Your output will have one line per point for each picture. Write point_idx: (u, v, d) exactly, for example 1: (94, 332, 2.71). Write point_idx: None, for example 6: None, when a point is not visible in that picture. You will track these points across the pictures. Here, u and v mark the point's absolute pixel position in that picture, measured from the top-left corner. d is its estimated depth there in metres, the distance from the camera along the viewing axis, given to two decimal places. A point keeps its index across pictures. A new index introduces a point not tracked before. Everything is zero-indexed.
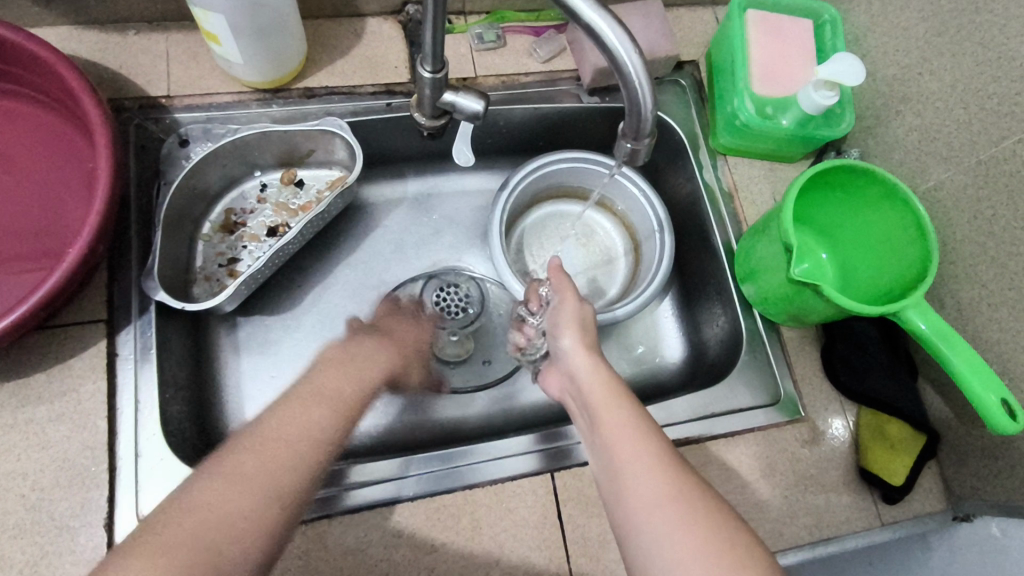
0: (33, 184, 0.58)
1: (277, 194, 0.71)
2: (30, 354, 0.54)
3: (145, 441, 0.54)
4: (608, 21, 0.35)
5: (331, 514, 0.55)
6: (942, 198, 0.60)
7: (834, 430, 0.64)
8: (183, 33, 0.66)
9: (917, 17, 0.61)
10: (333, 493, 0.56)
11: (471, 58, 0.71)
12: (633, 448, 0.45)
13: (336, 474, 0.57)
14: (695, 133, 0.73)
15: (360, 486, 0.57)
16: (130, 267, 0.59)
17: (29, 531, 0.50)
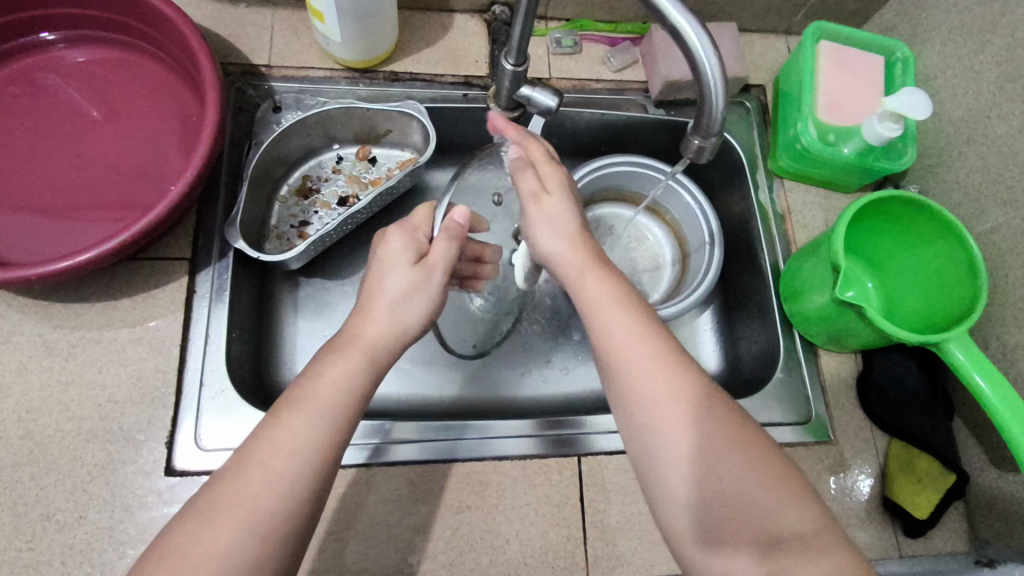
0: (142, 130, 0.65)
1: (351, 167, 0.76)
2: (120, 280, 0.60)
3: (210, 371, 0.59)
4: (693, 24, 0.38)
5: (375, 462, 0.58)
6: (997, 241, 0.61)
7: (857, 481, 0.64)
8: (288, 10, 0.72)
9: (990, 62, 0.62)
10: (378, 444, 0.59)
11: (548, 60, 0.75)
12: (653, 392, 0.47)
13: (385, 425, 0.60)
14: (755, 154, 0.75)
15: (404, 441, 0.60)
16: (216, 215, 0.64)
17: (101, 438, 0.55)
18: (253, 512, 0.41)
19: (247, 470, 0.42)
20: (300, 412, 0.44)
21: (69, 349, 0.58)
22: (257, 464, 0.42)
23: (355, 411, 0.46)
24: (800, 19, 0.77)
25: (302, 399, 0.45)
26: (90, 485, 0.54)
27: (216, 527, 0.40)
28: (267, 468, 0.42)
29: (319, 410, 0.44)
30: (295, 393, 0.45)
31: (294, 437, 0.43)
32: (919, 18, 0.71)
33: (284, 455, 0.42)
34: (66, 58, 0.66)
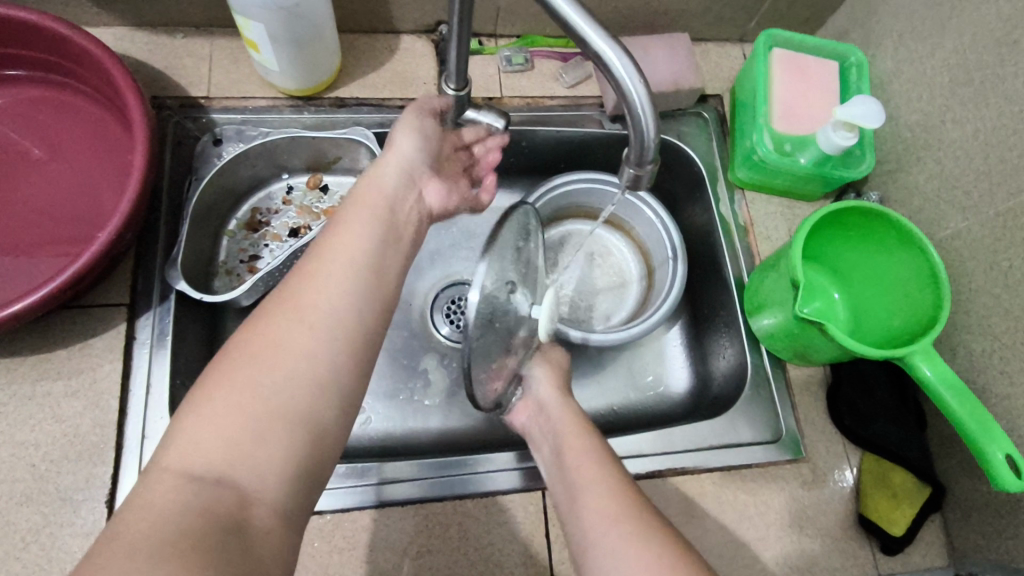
0: (74, 170, 0.62)
1: (302, 197, 0.73)
2: (54, 330, 0.57)
3: (152, 423, 0.56)
4: (615, 50, 0.36)
5: (358, 505, 0.56)
6: (959, 247, 0.60)
7: (839, 472, 0.63)
8: (227, 39, 0.70)
9: (942, 66, 0.61)
10: (358, 486, 0.57)
11: (498, 79, 0.73)
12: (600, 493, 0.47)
13: (371, 465, 0.58)
14: (714, 166, 0.74)
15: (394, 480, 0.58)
16: (156, 256, 0.61)
17: (35, 500, 0.52)
18: (297, 368, 0.39)
19: (276, 326, 0.41)
20: (330, 267, 0.44)
21: (0, 406, 0.55)
22: (290, 317, 0.41)
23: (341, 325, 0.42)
24: (754, 27, 0.76)
25: (316, 260, 0.45)
26: (23, 552, 0.51)
27: (243, 382, 0.38)
28: (289, 322, 0.41)
29: (296, 337, 0.40)
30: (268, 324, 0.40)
31: (327, 290, 0.43)
32: (871, 21, 0.70)
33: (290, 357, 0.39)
34: None
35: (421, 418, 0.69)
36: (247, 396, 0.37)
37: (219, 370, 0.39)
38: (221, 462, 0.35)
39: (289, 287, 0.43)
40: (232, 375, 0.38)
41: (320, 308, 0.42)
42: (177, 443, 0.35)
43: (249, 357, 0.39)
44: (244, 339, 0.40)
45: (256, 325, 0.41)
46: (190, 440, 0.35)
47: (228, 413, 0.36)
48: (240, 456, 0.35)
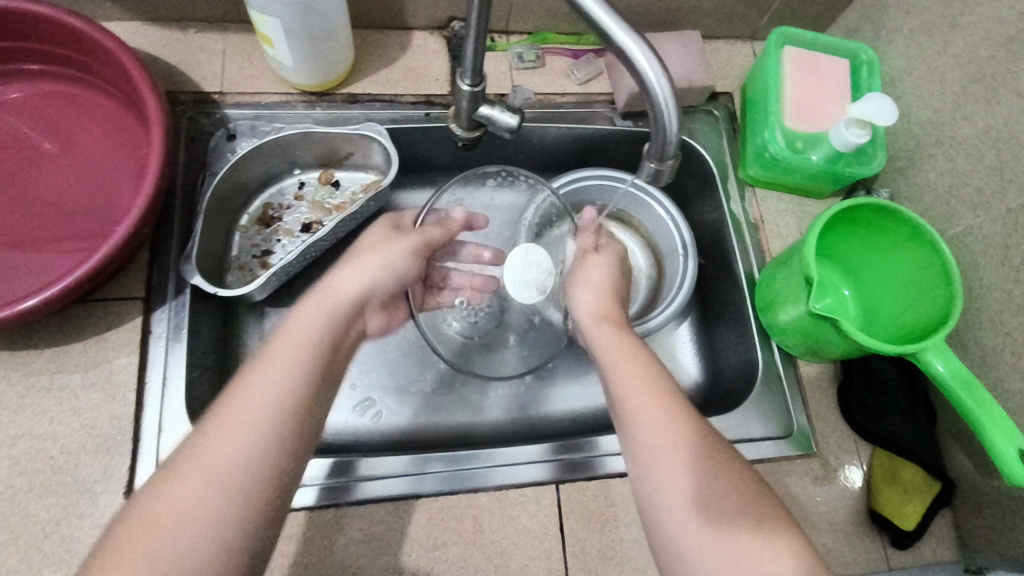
0: (88, 165, 0.62)
1: (314, 192, 0.74)
2: (69, 324, 0.57)
3: (169, 416, 0.57)
4: (640, 46, 0.36)
5: (334, 502, 0.56)
6: (970, 244, 0.60)
7: (846, 469, 0.64)
8: (240, 34, 0.70)
9: (953, 63, 0.62)
10: (338, 483, 0.57)
11: (510, 75, 0.73)
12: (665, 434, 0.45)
13: (347, 462, 0.58)
14: (725, 163, 0.74)
15: (369, 479, 0.57)
16: (170, 250, 0.62)
17: (54, 492, 0.53)
18: (258, 421, 0.40)
19: (240, 393, 0.41)
20: (300, 326, 0.47)
21: (18, 399, 0.55)
22: (261, 369, 0.43)
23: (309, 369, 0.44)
24: (765, 24, 0.76)
25: (278, 346, 0.45)
26: (43, 543, 0.51)
27: (208, 454, 0.38)
28: (261, 388, 0.41)
29: (262, 391, 0.41)
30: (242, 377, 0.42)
31: (295, 347, 0.45)
32: (883, 19, 0.70)
33: (254, 411, 0.40)
34: (6, 94, 0.63)
35: (432, 413, 0.69)
36: (212, 468, 0.38)
37: (189, 441, 0.39)
38: (196, 527, 0.36)
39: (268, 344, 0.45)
40: (202, 452, 0.38)
41: (289, 360, 0.44)
42: (143, 522, 0.36)
43: (217, 429, 0.39)
44: (212, 410, 0.41)
45: (219, 402, 0.41)
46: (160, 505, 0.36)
47: (198, 486, 0.37)
48: (205, 530, 0.36)
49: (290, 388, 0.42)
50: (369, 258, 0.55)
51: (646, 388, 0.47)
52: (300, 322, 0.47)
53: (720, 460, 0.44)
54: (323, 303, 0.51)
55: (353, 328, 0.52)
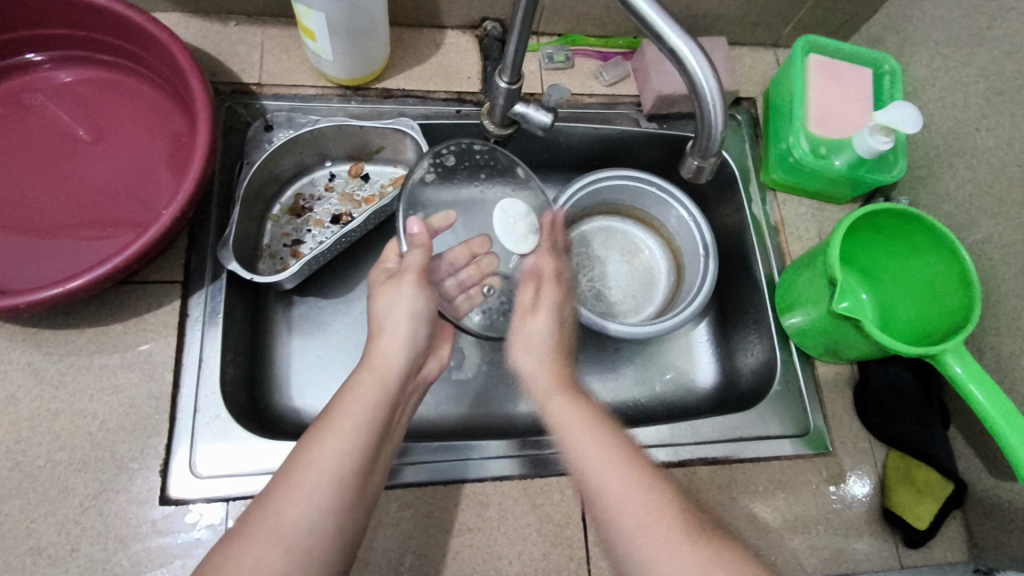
0: (130, 151, 0.64)
1: (344, 184, 0.75)
2: (110, 305, 0.59)
3: (204, 397, 0.58)
4: (692, 49, 0.38)
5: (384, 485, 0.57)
6: (989, 252, 0.62)
7: (852, 482, 0.64)
8: (278, 28, 0.71)
9: (977, 75, 0.63)
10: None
11: (540, 76, 0.75)
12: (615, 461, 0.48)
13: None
14: (747, 167, 0.75)
15: (412, 464, 0.59)
16: (208, 236, 0.63)
17: (93, 467, 0.54)
18: (322, 483, 0.43)
19: (302, 463, 0.44)
20: (361, 387, 0.50)
21: (59, 376, 0.56)
22: (329, 432, 0.46)
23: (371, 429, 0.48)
24: (789, 33, 0.78)
25: (337, 417, 0.47)
26: (81, 516, 0.53)
27: (276, 518, 0.41)
28: (324, 453, 0.44)
29: (328, 453, 0.44)
30: (307, 440, 0.45)
31: (356, 407, 0.48)
32: (906, 31, 0.71)
33: (319, 475, 0.43)
34: (52, 79, 0.65)
35: (455, 404, 0.70)
36: (278, 531, 0.41)
37: (257, 505, 0.42)
38: None
39: (329, 408, 0.48)
40: (269, 518, 0.41)
41: (355, 420, 0.47)
42: None
43: (282, 494, 0.42)
44: (279, 477, 0.44)
45: (282, 472, 0.44)
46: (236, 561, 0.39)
47: (265, 550, 0.40)
48: None
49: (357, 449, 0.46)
50: (399, 313, 0.56)
51: (598, 446, 0.49)
52: (356, 392, 0.49)
53: (670, 502, 0.45)
54: (381, 358, 0.53)
55: (404, 390, 0.53)
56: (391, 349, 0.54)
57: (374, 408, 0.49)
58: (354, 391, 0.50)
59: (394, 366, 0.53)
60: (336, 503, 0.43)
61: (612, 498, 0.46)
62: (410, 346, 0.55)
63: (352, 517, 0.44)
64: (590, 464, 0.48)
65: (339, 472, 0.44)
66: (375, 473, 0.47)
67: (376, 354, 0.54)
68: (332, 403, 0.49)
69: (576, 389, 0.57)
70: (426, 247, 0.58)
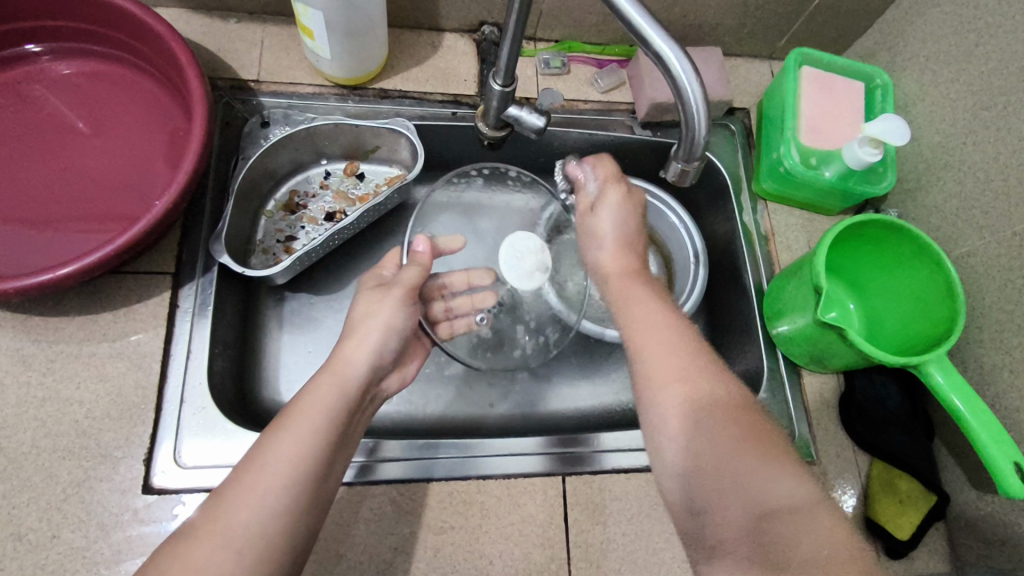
0: (126, 144, 0.64)
1: (339, 182, 0.75)
2: (101, 294, 0.59)
3: (191, 388, 0.58)
4: (676, 53, 0.39)
5: (362, 480, 0.57)
6: (975, 265, 0.62)
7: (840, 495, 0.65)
8: (278, 26, 0.72)
9: (966, 90, 0.64)
10: (362, 462, 0.58)
11: (536, 80, 0.75)
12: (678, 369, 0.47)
13: (368, 441, 0.59)
14: (739, 176, 0.76)
15: (389, 459, 0.59)
16: (201, 229, 0.64)
17: (77, 454, 0.54)
18: (272, 487, 0.43)
19: (253, 468, 0.44)
20: (323, 386, 0.50)
21: (47, 363, 0.57)
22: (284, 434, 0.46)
23: (329, 433, 0.47)
24: (783, 45, 0.79)
25: (294, 418, 0.47)
26: (64, 503, 0.53)
27: (223, 520, 0.41)
28: (276, 456, 0.44)
29: (281, 455, 0.44)
30: (265, 440, 0.45)
31: (315, 409, 0.48)
32: (899, 46, 0.72)
33: (269, 478, 0.43)
34: (53, 70, 0.66)
35: (443, 404, 0.70)
36: (223, 533, 0.41)
37: (208, 504, 0.43)
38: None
39: (289, 409, 0.48)
40: (215, 520, 0.41)
41: (313, 422, 0.47)
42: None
43: (231, 498, 0.42)
44: (232, 478, 0.44)
45: (235, 474, 0.44)
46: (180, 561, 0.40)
47: (209, 551, 0.40)
48: None
49: (312, 451, 0.45)
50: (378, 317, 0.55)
51: (662, 345, 0.48)
52: (312, 394, 0.49)
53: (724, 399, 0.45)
54: (348, 355, 0.53)
55: (366, 395, 0.53)
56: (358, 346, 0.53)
57: (332, 411, 0.48)
58: (314, 391, 0.49)
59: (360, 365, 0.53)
60: (284, 507, 0.43)
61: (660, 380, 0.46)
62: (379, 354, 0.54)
63: (299, 521, 0.44)
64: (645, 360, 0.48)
65: (291, 476, 0.44)
66: (330, 476, 0.47)
67: (343, 353, 0.53)
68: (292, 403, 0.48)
69: (643, 275, 0.56)
70: (424, 266, 0.61)
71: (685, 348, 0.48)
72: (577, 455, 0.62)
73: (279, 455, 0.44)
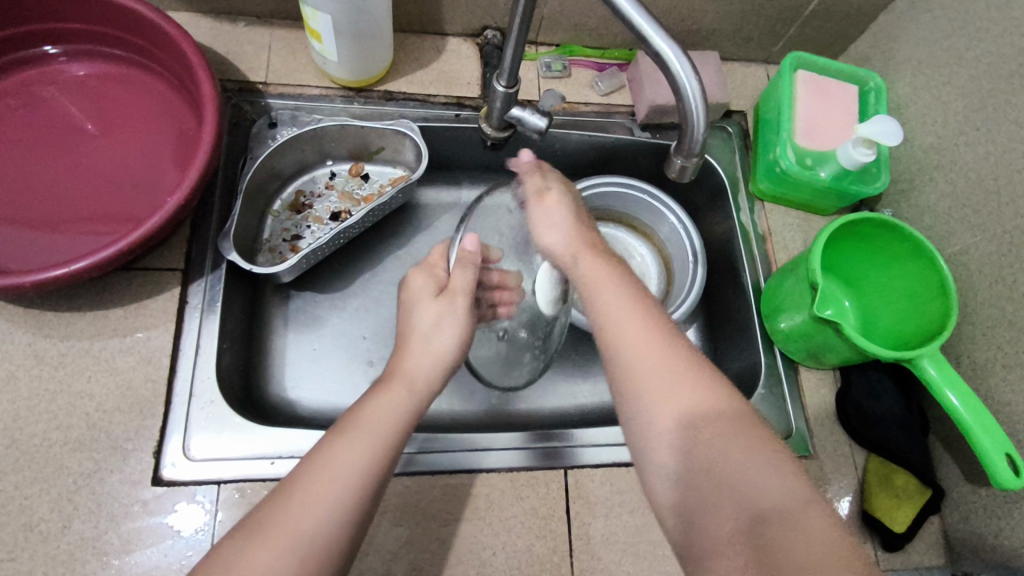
0: (137, 144, 0.66)
1: (344, 183, 0.77)
2: (112, 289, 0.60)
3: (200, 382, 0.59)
4: (676, 52, 0.41)
5: (390, 472, 0.59)
6: (967, 262, 0.64)
7: (837, 491, 0.66)
8: (285, 30, 0.74)
9: (957, 93, 0.66)
10: (410, 453, 0.60)
11: (537, 83, 0.77)
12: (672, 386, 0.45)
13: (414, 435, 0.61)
14: (736, 177, 0.78)
15: (430, 451, 0.61)
16: (210, 227, 0.65)
17: (88, 447, 0.55)
18: (342, 489, 0.42)
19: (321, 471, 0.43)
20: (394, 390, 0.49)
21: (59, 357, 0.58)
22: (356, 437, 0.45)
23: (399, 442, 0.47)
24: (779, 50, 0.81)
25: (365, 423, 0.46)
26: (75, 494, 0.54)
27: (292, 522, 0.41)
28: (348, 458, 0.44)
29: (355, 459, 0.44)
30: (337, 438, 0.45)
31: (385, 413, 0.47)
32: (891, 51, 0.74)
33: (341, 479, 0.43)
34: (66, 72, 0.67)
35: (446, 400, 0.71)
36: (291, 533, 0.40)
37: (273, 501, 0.42)
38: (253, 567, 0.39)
39: (357, 413, 0.47)
40: (282, 520, 0.41)
41: (384, 427, 0.46)
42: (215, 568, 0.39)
43: (298, 499, 0.42)
44: (299, 477, 0.43)
45: (303, 471, 0.43)
46: (246, 559, 0.39)
47: (277, 548, 0.40)
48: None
49: (381, 456, 0.45)
50: (449, 326, 0.54)
51: (649, 366, 0.46)
52: (379, 404, 0.48)
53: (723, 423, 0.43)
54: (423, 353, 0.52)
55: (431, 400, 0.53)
56: (434, 343, 0.53)
57: (403, 417, 0.48)
58: (382, 395, 0.49)
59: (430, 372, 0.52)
60: (349, 513, 0.42)
61: (654, 428, 0.45)
62: (449, 360, 0.53)
63: (360, 527, 0.43)
64: (640, 387, 0.46)
65: (361, 477, 0.43)
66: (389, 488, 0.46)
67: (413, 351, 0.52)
68: (362, 407, 0.48)
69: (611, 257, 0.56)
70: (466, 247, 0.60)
71: (677, 384, 0.46)
72: (581, 448, 0.63)
73: (351, 457, 0.44)
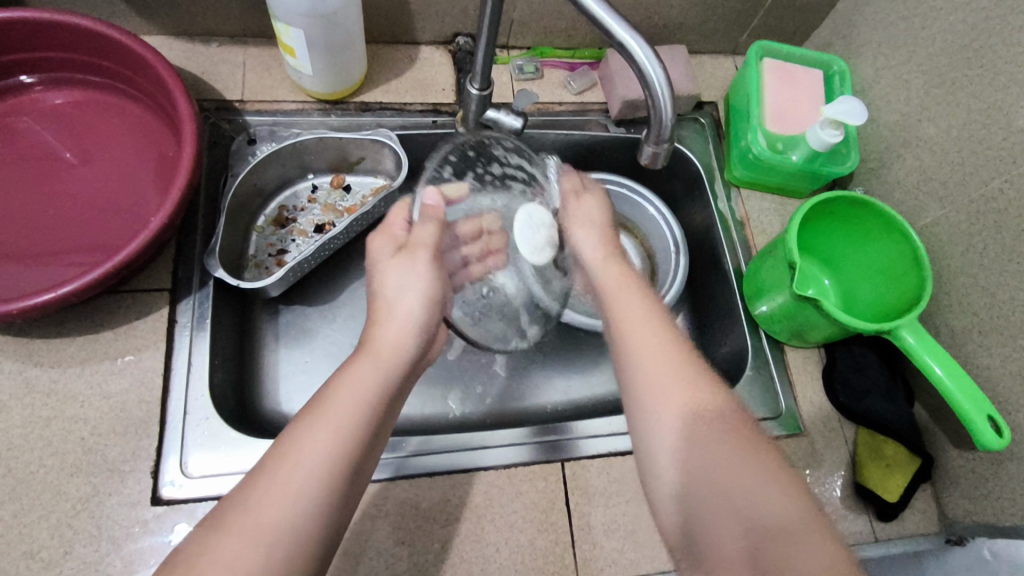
0: (116, 168, 0.66)
1: (327, 195, 0.77)
2: (99, 313, 0.61)
3: (193, 399, 0.60)
4: (640, 43, 0.42)
5: (401, 475, 0.60)
6: (938, 234, 0.66)
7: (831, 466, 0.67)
8: (259, 48, 0.75)
9: (917, 71, 0.68)
10: (402, 458, 0.61)
11: (511, 85, 0.78)
12: (662, 366, 0.50)
13: (409, 439, 0.62)
14: (711, 166, 0.79)
15: (428, 452, 0.61)
16: (195, 246, 0.65)
17: (85, 471, 0.55)
18: (306, 481, 0.42)
19: (286, 461, 0.42)
20: (362, 370, 0.49)
21: (50, 384, 0.58)
22: (320, 423, 0.45)
23: (368, 425, 0.46)
24: (745, 40, 0.83)
25: (330, 406, 0.46)
26: (74, 519, 0.54)
27: (256, 513, 0.40)
28: (311, 448, 0.43)
29: (317, 445, 0.43)
30: (303, 422, 0.45)
31: (353, 394, 0.47)
32: (852, 35, 0.76)
33: (304, 469, 0.42)
34: (42, 100, 0.67)
35: (442, 401, 0.72)
36: (255, 529, 0.40)
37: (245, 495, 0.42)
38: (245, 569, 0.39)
39: (324, 395, 0.47)
40: (249, 512, 0.40)
41: (350, 409, 0.46)
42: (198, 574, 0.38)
43: (262, 488, 0.41)
44: (262, 468, 0.43)
45: (269, 461, 0.43)
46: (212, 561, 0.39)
47: (242, 547, 0.39)
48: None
49: (350, 441, 0.45)
50: (412, 291, 0.54)
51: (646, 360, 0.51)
52: (345, 383, 0.48)
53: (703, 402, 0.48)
54: (393, 325, 0.52)
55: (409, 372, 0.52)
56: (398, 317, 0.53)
57: (371, 397, 0.47)
58: (349, 376, 0.48)
59: (402, 347, 0.52)
60: (317, 504, 0.42)
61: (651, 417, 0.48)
62: (418, 325, 0.53)
63: (332, 515, 0.43)
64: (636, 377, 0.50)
65: (327, 467, 0.43)
66: (363, 480, 0.46)
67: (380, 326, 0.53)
68: (330, 387, 0.48)
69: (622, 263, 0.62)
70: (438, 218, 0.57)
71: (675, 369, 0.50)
72: (593, 438, 0.64)
73: (316, 447, 0.43)
